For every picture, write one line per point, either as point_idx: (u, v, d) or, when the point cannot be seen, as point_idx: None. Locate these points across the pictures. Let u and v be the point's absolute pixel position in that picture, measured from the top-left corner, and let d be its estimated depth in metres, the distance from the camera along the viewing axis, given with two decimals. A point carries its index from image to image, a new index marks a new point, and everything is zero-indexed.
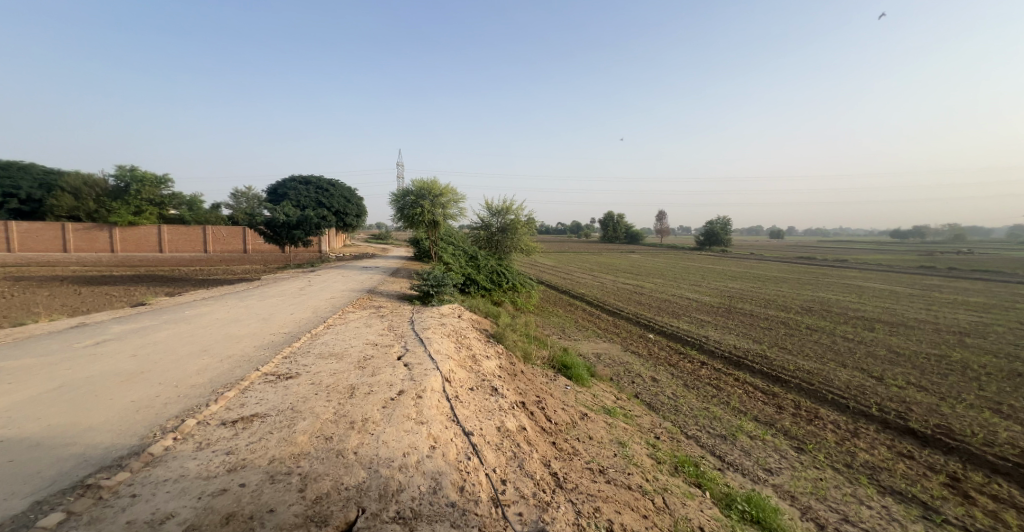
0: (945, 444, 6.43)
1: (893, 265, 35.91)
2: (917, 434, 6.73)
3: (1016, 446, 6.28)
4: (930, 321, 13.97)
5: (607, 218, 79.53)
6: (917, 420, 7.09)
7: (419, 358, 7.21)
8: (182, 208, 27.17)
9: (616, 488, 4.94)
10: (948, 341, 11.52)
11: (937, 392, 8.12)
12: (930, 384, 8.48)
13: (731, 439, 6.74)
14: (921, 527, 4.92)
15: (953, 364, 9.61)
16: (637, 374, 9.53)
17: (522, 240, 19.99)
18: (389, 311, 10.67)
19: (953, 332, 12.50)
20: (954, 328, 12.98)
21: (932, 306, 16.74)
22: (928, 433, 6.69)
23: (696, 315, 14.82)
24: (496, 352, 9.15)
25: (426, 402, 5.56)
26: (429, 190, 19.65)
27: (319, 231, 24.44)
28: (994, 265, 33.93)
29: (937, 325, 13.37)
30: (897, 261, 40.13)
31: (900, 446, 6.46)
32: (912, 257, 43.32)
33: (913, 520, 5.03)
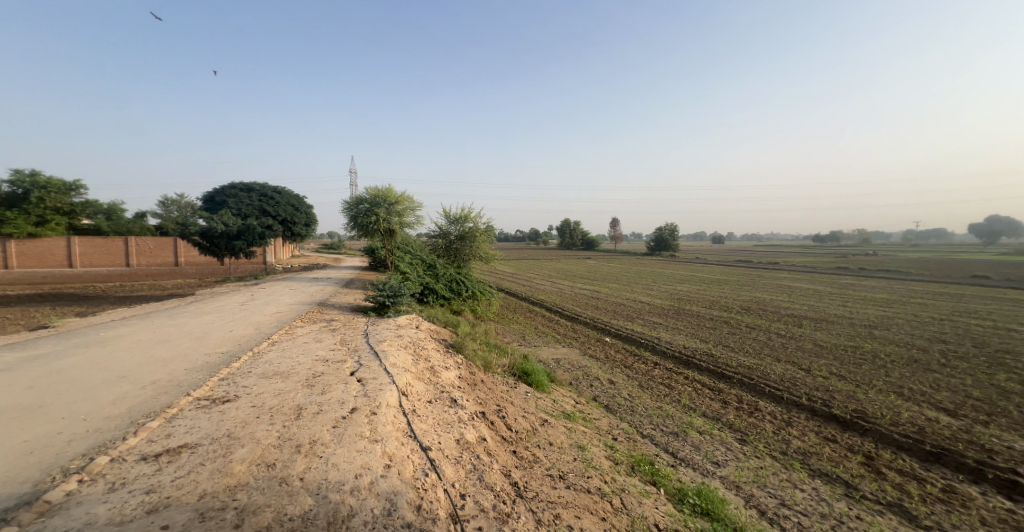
0: (861, 426, 7.01)
1: (813, 266, 39.50)
2: (839, 419, 7.28)
3: (915, 424, 6.97)
4: (850, 316, 15.24)
5: (563, 226, 80.88)
6: (839, 406, 7.67)
7: (373, 372, 6.91)
8: (97, 217, 24.63)
9: (575, 492, 4.94)
10: (861, 333, 12.73)
11: (853, 379, 8.86)
12: (850, 373, 9.23)
13: (683, 435, 6.96)
14: (845, 504, 5.29)
15: (867, 353, 10.60)
16: (594, 378, 9.68)
17: (479, 248, 19.91)
18: (341, 324, 10.21)
19: (865, 325, 13.83)
20: (868, 322, 14.24)
21: (851, 303, 18.30)
22: (847, 418, 7.26)
23: (648, 318, 15.35)
24: (455, 362, 8.93)
25: (380, 419, 5.31)
26: (384, 198, 19.21)
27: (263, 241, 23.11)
28: (898, 266, 37.60)
29: (852, 319, 14.75)
30: (818, 262, 43.96)
31: (826, 432, 6.95)
32: (825, 258, 51.95)
33: (837, 499, 5.41)
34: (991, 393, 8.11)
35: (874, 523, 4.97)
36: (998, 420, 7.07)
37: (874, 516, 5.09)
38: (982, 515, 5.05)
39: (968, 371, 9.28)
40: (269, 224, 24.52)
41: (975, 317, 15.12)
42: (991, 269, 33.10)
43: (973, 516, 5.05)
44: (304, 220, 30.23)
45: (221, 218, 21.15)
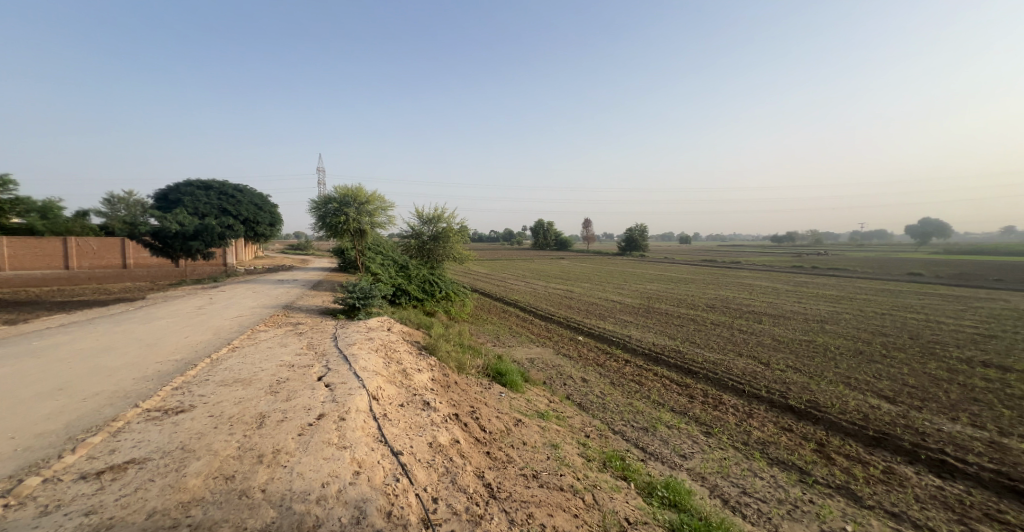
0: (814, 416, 7.35)
1: (772, 265, 41.41)
2: (794, 410, 7.60)
3: (859, 411, 7.38)
4: (804, 312, 16.05)
5: (537, 226, 81.43)
6: (795, 397, 8.03)
7: (342, 377, 6.70)
8: (31, 215, 22.85)
9: (548, 491, 4.93)
10: (815, 327, 13.43)
11: (807, 371, 9.31)
12: (804, 366, 9.69)
13: (652, 430, 7.09)
14: (799, 489, 5.54)
15: (820, 346, 11.18)
16: (568, 376, 9.75)
17: (453, 248, 19.71)
18: (308, 327, 9.86)
19: (818, 320, 14.62)
20: (820, 317, 15.03)
21: (805, 300, 19.26)
22: (802, 408, 7.60)
23: (620, 316, 15.63)
24: (428, 364, 8.78)
25: (349, 425, 5.14)
26: (354, 197, 18.74)
27: (223, 241, 22.09)
28: (848, 265, 38.93)
29: (807, 314, 15.56)
30: (776, 261, 46.12)
31: (783, 422, 7.24)
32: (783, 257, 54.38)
33: (793, 485, 5.65)
34: (924, 380, 8.73)
35: (825, 506, 5.22)
36: (930, 405, 7.60)
37: (825, 500, 5.35)
38: (916, 493, 5.40)
39: (907, 360, 9.96)
40: (230, 223, 23.48)
41: (913, 311, 16.26)
42: (927, 267, 35.65)
43: (908, 494, 5.40)
44: (268, 220, 29.09)
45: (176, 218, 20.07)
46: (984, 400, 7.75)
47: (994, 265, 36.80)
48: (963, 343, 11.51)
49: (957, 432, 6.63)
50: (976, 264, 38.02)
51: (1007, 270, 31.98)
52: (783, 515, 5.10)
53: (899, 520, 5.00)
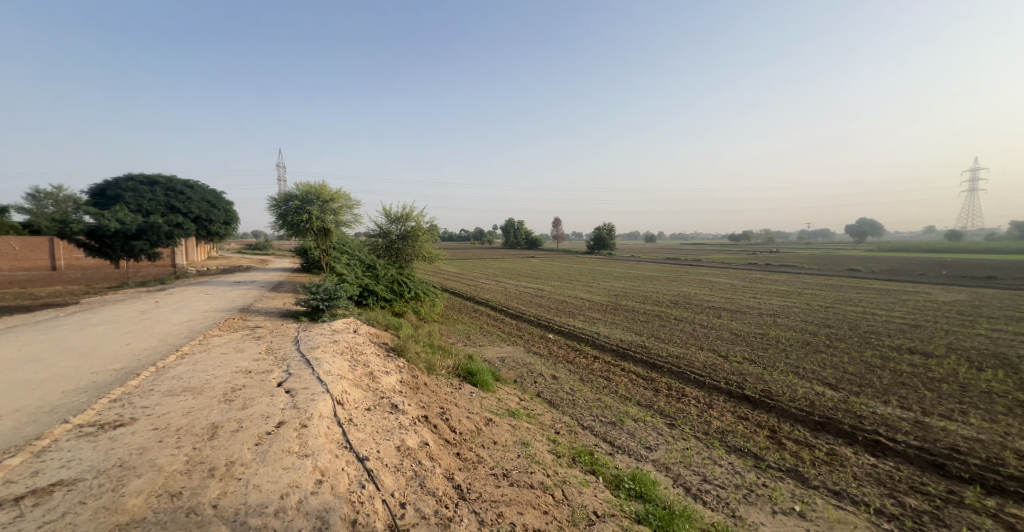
0: (767, 404, 7.67)
1: (729, 262, 43.15)
2: (749, 399, 7.92)
3: (805, 398, 7.78)
4: (758, 307, 16.85)
5: (508, 225, 81.66)
6: (750, 387, 8.37)
7: (304, 382, 6.41)
8: None
9: (518, 489, 4.89)
10: (769, 321, 14.09)
11: (761, 362, 9.75)
12: (760, 357, 10.13)
13: (619, 424, 7.20)
14: (754, 474, 5.76)
15: (774, 339, 11.75)
16: (538, 374, 9.77)
17: (422, 248, 19.31)
18: (266, 331, 9.39)
19: (771, 313, 15.37)
20: (772, 311, 15.83)
21: (759, 295, 20.25)
22: (757, 397, 7.93)
23: (588, 314, 15.85)
24: (396, 367, 8.53)
25: (312, 431, 4.92)
26: (317, 195, 18.04)
27: (169, 241, 20.74)
28: (796, 265, 37.94)
29: (761, 309, 16.33)
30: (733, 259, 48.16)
31: (740, 411, 7.51)
32: (740, 255, 56.71)
33: (748, 470, 5.87)
34: (863, 367, 9.36)
35: (776, 489, 5.46)
36: (866, 389, 8.12)
37: (777, 482, 5.59)
38: (854, 471, 5.75)
39: (848, 349, 10.66)
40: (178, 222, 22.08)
41: (853, 303, 17.44)
42: (866, 265, 36.56)
43: (848, 472, 5.73)
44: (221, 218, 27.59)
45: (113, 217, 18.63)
46: (911, 384, 8.36)
47: (921, 261, 39.98)
48: (896, 332, 12.43)
49: (888, 414, 7.11)
50: (906, 260, 41.31)
51: (931, 266, 34.95)
52: (740, 500, 5.29)
53: (840, 497, 5.30)
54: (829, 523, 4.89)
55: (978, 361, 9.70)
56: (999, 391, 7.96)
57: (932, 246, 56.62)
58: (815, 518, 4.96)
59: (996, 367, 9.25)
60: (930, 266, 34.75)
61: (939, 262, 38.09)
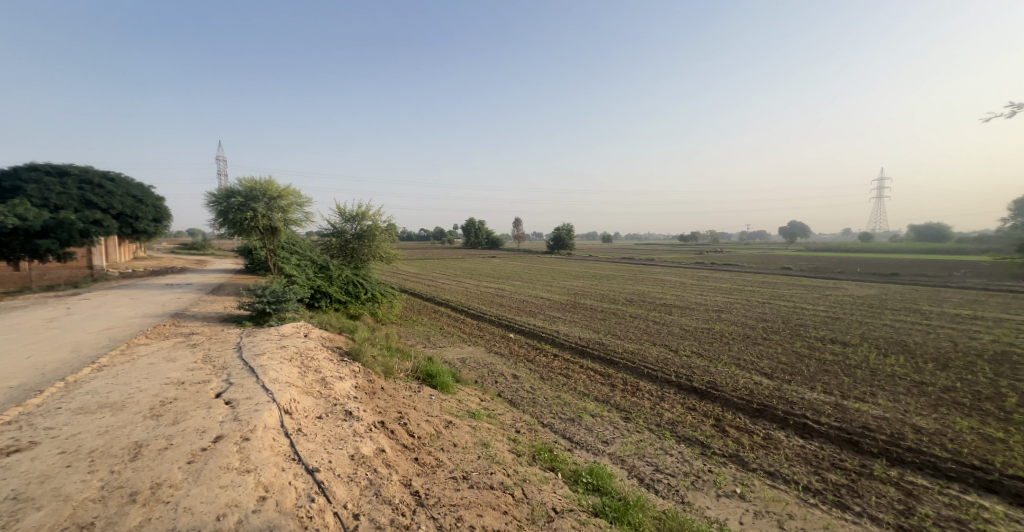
0: (712, 395, 8.00)
1: (678, 261, 45.11)
2: (697, 390, 8.23)
3: (745, 388, 8.19)
4: (706, 303, 17.69)
5: (469, 225, 81.37)
6: (698, 379, 8.72)
7: (248, 391, 5.94)
8: None
9: (478, 491, 4.77)
10: (716, 316, 14.81)
11: (709, 355, 10.21)
12: (707, 351, 10.62)
13: (578, 420, 7.25)
14: (700, 461, 5.98)
15: (722, 333, 12.33)
16: (498, 374, 9.66)
17: (380, 248, 18.62)
18: (203, 338, 8.65)
19: (718, 309, 16.22)
20: (718, 307, 16.69)
21: (706, 292, 21.30)
22: (703, 388, 8.25)
23: (548, 312, 15.97)
24: (350, 371, 8.12)
25: (255, 444, 4.54)
26: (263, 191, 16.95)
27: (77, 242, 18.66)
28: (736, 265, 39.38)
29: (709, 305, 17.18)
30: (682, 258, 50.42)
31: (688, 402, 7.79)
32: (688, 254, 59.44)
33: (696, 457, 6.08)
34: (799, 357, 10.03)
35: (720, 474, 5.68)
36: (798, 377, 8.72)
37: (720, 467, 5.82)
38: (786, 452, 6.10)
39: (784, 341, 11.41)
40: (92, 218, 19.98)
41: (786, 299, 18.74)
42: (796, 265, 38.13)
43: (781, 454, 6.08)
44: (147, 215, 25.34)
45: (11, 211, 16.54)
46: (835, 371, 9.05)
47: (842, 260, 43.52)
48: (826, 324, 13.45)
49: (814, 399, 7.63)
50: (829, 259, 44.93)
51: (850, 264, 38.31)
52: (688, 486, 5.46)
53: (774, 477, 5.59)
54: (765, 502, 5.14)
55: (888, 348, 10.71)
56: (900, 374, 8.80)
57: (851, 247, 61.27)
58: (753, 499, 5.20)
59: (907, 353, 10.23)
60: (848, 266, 36.48)
61: (856, 261, 40.99)
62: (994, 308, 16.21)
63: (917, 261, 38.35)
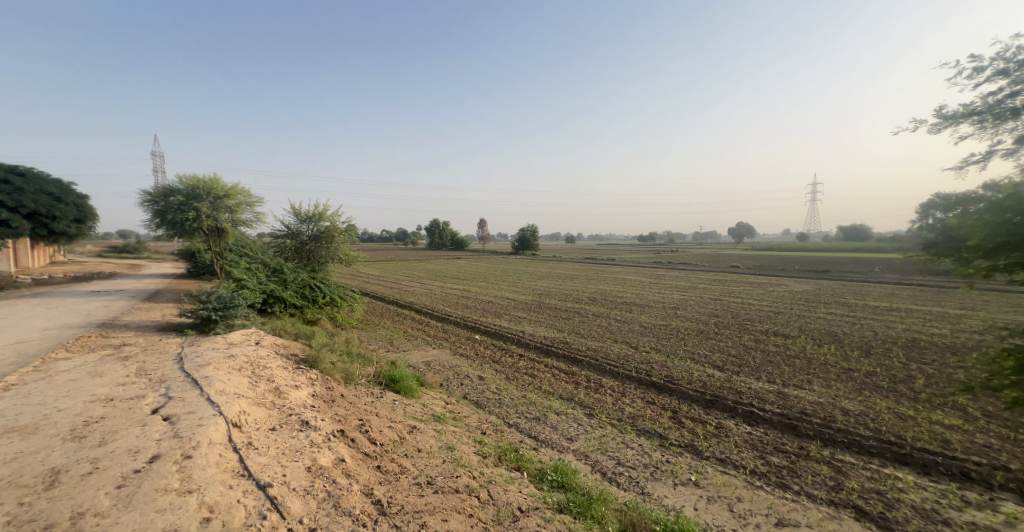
0: (670, 388, 8.23)
1: (637, 261, 46.55)
2: (656, 385, 8.46)
3: (699, 380, 8.51)
4: (664, 301, 18.33)
5: (433, 226, 80.43)
6: (657, 374, 8.96)
7: (191, 405, 5.48)
8: None
9: (443, 496, 4.62)
10: (674, 313, 15.37)
11: (668, 351, 10.53)
12: (666, 346, 10.96)
13: (543, 419, 7.23)
14: (659, 452, 6.12)
15: (680, 329, 12.76)
16: (464, 376, 9.49)
17: (340, 250, 17.88)
18: (138, 350, 7.93)
19: (675, 306, 16.86)
20: (674, 304, 17.34)
21: (664, 290, 22.08)
22: (661, 382, 8.49)
23: (513, 313, 15.96)
24: (307, 379, 7.71)
25: (199, 462, 4.18)
26: (208, 190, 15.84)
27: None
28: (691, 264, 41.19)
29: (667, 302, 17.83)
30: (640, 258, 52.25)
31: (648, 396, 7.97)
32: (646, 254, 61.57)
33: (655, 449, 6.22)
34: (750, 349, 10.55)
35: (677, 463, 5.83)
36: (745, 368, 9.16)
37: (677, 457, 5.98)
38: (736, 439, 6.37)
39: (737, 335, 11.97)
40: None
41: (734, 295, 19.74)
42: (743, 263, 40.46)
43: (731, 441, 6.34)
44: (66, 215, 23.16)
45: None
46: (777, 361, 9.59)
47: (783, 258, 46.54)
48: (773, 318, 14.28)
49: (760, 388, 8.04)
50: (772, 258, 47.93)
51: (791, 262, 41.00)
52: (648, 477, 5.56)
53: (725, 463, 5.81)
54: (717, 487, 5.32)
55: (828, 339, 11.47)
56: (837, 362, 9.45)
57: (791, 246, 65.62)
58: (706, 485, 5.37)
59: (844, 343, 11.02)
60: (788, 264, 39.18)
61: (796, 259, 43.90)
62: (906, 300, 17.87)
63: (846, 259, 41.67)
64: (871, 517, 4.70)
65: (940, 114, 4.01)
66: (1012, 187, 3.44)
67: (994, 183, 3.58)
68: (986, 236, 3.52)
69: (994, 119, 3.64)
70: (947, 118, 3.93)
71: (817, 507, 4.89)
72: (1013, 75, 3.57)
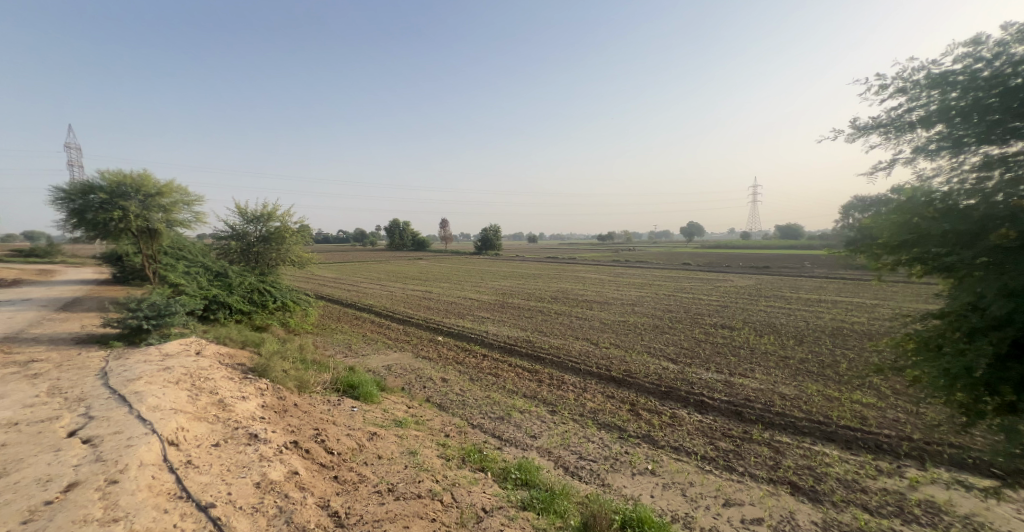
0: (628, 382, 8.39)
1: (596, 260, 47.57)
2: (615, 379, 8.59)
3: (655, 373, 8.73)
4: (622, 297, 18.83)
5: (393, 226, 78.59)
6: (616, 368, 9.12)
7: (118, 424, 4.92)
8: None
9: (405, 502, 4.40)
10: (631, 309, 15.81)
11: (627, 346, 10.76)
12: (624, 341, 11.21)
13: (507, 418, 7.14)
14: (618, 444, 6.19)
15: (638, 325, 13.11)
16: (427, 379, 9.21)
17: (292, 251, 16.89)
18: (52, 366, 7.04)
19: (632, 303, 17.36)
20: (632, 301, 17.85)
21: (622, 287, 22.71)
22: (621, 377, 8.64)
23: (476, 313, 15.80)
24: (256, 389, 7.17)
25: (126, 486, 3.74)
26: (138, 187, 14.44)
27: None
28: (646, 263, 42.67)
29: (625, 299, 18.33)
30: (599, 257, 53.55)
31: (608, 391, 8.08)
32: (604, 253, 63.02)
33: (615, 441, 6.29)
34: (704, 342, 10.99)
35: (635, 454, 5.92)
36: (695, 360, 9.52)
37: (635, 448, 6.07)
38: (688, 428, 6.57)
39: (692, 328, 12.46)
40: None
41: (687, 291, 20.62)
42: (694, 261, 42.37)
43: (683, 429, 6.53)
44: None
45: None
46: (724, 352, 10.06)
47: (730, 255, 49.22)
48: (723, 311, 15.03)
49: (709, 378, 8.37)
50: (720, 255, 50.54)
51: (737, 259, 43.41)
52: (608, 469, 5.60)
53: (678, 451, 5.96)
54: (672, 474, 5.44)
55: (773, 329, 12.19)
56: (783, 350, 10.04)
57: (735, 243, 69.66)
58: (662, 472, 5.48)
59: (787, 332, 11.75)
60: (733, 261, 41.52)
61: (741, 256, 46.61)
62: (834, 292, 19.47)
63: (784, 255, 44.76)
64: (803, 491, 4.97)
65: (853, 125, 4.26)
66: (911, 190, 3.69)
67: (899, 187, 3.82)
68: (889, 235, 3.75)
69: (895, 132, 3.92)
70: (858, 130, 4.20)
71: (758, 486, 5.12)
72: (909, 92, 3.85)
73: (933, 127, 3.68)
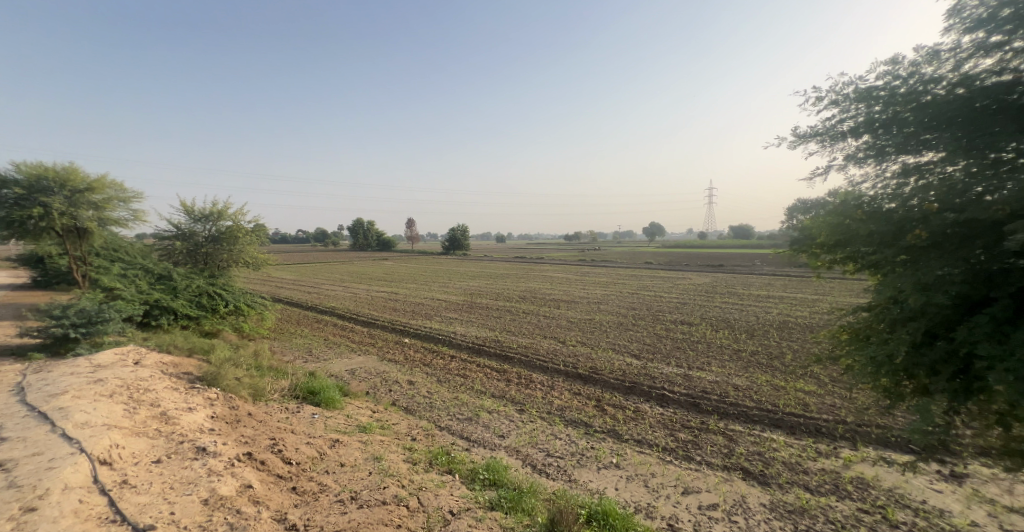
0: (593, 379, 8.42)
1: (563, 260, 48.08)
2: (581, 376, 8.60)
3: (620, 369, 8.82)
4: (588, 296, 19.06)
5: (358, 225, 76.48)
6: (584, 365, 9.14)
7: (38, 445, 4.34)
8: None
9: (368, 510, 4.14)
10: (598, 308, 16.00)
11: (594, 343, 10.83)
12: (591, 339, 11.28)
13: (476, 418, 6.96)
14: (585, 440, 6.16)
15: (605, 322, 13.27)
16: (392, 382, 8.85)
17: (246, 252, 15.84)
18: None
19: (598, 301, 17.59)
20: (597, 299, 18.09)
21: (588, 286, 23.01)
22: (587, 374, 8.66)
23: (443, 314, 15.47)
24: (203, 399, 6.60)
25: (45, 514, 3.27)
26: (62, 181, 13.05)
27: None
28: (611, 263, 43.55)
29: (591, 298, 18.56)
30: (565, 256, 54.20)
31: (574, 388, 8.06)
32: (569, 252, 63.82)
33: (581, 437, 6.26)
34: (669, 337, 11.23)
35: (601, 448, 5.91)
36: (657, 355, 9.70)
37: (600, 443, 6.07)
38: (651, 420, 6.65)
39: (656, 325, 12.73)
40: None
41: (650, 289, 21.15)
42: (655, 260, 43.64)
43: (646, 422, 6.60)
44: None
45: None
46: (683, 347, 10.34)
47: (688, 253, 51.08)
48: (684, 308, 15.49)
49: (669, 372, 8.55)
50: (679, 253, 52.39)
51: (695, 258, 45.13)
52: (575, 464, 5.55)
53: (640, 444, 6.01)
54: (635, 466, 5.46)
55: (731, 323, 12.67)
56: (741, 344, 10.42)
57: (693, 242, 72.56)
58: (626, 465, 5.50)
59: (744, 326, 12.24)
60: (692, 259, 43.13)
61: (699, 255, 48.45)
62: (783, 288, 20.60)
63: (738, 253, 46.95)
64: (754, 476, 5.10)
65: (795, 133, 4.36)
66: (844, 194, 3.84)
67: (834, 191, 3.95)
68: (826, 235, 3.92)
69: (830, 140, 4.03)
70: (799, 137, 4.30)
71: (713, 473, 5.23)
72: (840, 104, 3.91)
73: (861, 137, 3.79)
